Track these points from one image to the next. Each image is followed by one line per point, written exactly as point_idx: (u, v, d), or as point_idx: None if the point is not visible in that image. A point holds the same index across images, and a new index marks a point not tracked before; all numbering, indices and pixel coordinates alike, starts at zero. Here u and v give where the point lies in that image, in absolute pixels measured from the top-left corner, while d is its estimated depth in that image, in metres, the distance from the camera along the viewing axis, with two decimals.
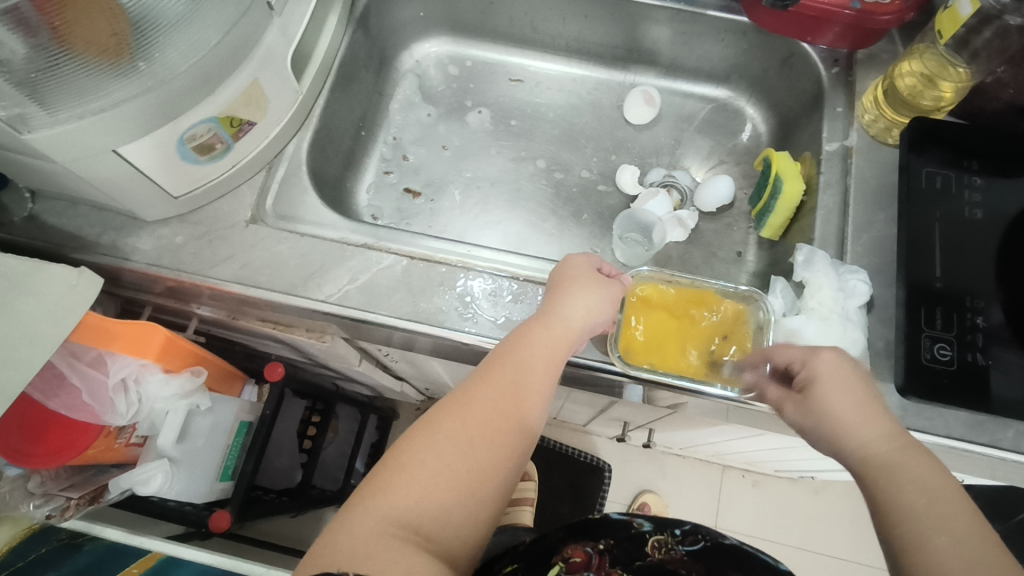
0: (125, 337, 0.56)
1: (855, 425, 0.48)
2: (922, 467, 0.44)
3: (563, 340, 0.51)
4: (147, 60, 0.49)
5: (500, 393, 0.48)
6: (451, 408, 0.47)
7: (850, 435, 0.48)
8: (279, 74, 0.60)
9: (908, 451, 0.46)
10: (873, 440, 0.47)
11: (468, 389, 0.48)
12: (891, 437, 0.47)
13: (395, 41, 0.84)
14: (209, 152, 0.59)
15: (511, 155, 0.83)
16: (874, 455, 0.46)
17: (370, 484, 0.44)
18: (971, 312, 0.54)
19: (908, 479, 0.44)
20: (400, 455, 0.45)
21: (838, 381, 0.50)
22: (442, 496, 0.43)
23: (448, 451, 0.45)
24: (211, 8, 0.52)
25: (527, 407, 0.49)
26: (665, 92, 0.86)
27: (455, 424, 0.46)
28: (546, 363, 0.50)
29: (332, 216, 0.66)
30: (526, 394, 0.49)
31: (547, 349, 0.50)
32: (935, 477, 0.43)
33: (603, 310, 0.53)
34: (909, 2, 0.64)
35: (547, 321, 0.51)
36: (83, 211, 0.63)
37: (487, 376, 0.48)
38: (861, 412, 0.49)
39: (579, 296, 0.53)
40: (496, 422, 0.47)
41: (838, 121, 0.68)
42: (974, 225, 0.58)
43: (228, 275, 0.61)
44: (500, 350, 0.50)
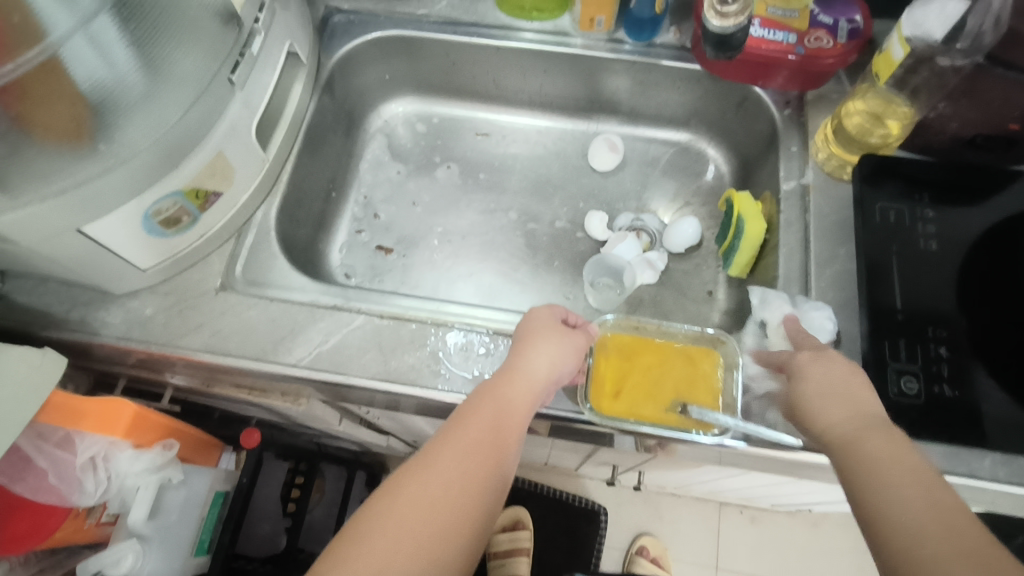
0: (93, 416, 0.56)
1: (825, 409, 0.47)
2: (883, 445, 0.42)
3: (529, 396, 0.51)
4: (108, 142, 0.50)
5: (461, 452, 0.47)
6: (415, 472, 0.47)
7: (819, 418, 0.47)
8: (245, 143, 0.61)
9: (869, 432, 0.43)
10: (836, 423, 0.45)
11: (430, 451, 0.48)
12: (861, 417, 0.45)
13: (362, 104, 0.86)
14: (176, 225, 0.59)
15: (482, 209, 0.84)
16: (837, 437, 0.45)
17: (328, 557, 0.43)
18: (934, 343, 0.54)
19: (868, 459, 0.41)
20: (361, 525, 0.44)
21: (818, 364, 0.50)
22: (402, 566, 0.42)
23: (406, 519, 0.44)
24: (171, 88, 0.53)
25: (493, 466, 0.48)
26: (629, 139, 0.88)
27: (416, 489, 0.46)
28: (510, 419, 0.50)
29: (302, 279, 0.66)
30: (490, 452, 0.48)
31: (507, 405, 0.50)
32: (892, 453, 0.41)
33: (567, 363, 0.54)
34: (850, 45, 0.68)
35: (511, 377, 0.51)
36: (53, 288, 0.64)
37: (450, 437, 0.48)
38: (838, 396, 0.47)
39: (542, 350, 0.54)
40: (459, 485, 0.46)
41: (794, 161, 0.70)
42: (931, 256, 0.59)
43: (198, 343, 0.61)
44: (465, 410, 0.50)
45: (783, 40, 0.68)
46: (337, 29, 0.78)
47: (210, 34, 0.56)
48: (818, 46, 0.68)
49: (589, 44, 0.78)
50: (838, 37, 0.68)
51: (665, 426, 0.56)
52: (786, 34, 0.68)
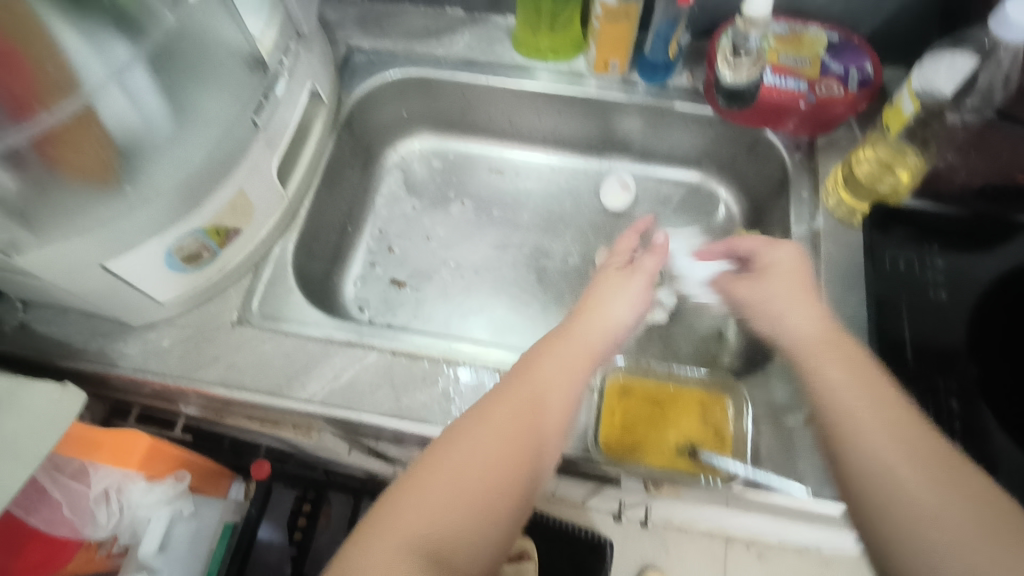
0: (108, 447, 0.58)
1: (796, 316, 0.54)
2: (849, 351, 0.50)
3: (582, 361, 0.55)
4: (133, 183, 0.51)
5: (513, 406, 0.50)
6: (470, 424, 0.49)
7: (789, 326, 0.54)
8: (266, 182, 0.63)
9: (836, 343, 0.51)
10: (807, 328, 0.53)
11: (485, 408, 0.50)
12: (825, 329, 0.53)
13: (379, 140, 0.88)
14: (196, 261, 0.61)
15: (495, 244, 0.85)
16: (805, 343, 0.52)
17: (385, 503, 0.46)
18: (945, 395, 0.54)
19: (836, 365, 0.49)
20: (415, 473, 0.47)
21: (784, 259, 0.58)
22: (455, 514, 0.45)
23: (458, 467, 0.47)
24: (195, 130, 0.55)
25: (546, 425, 0.51)
26: (641, 177, 0.89)
27: (468, 436, 0.49)
28: (567, 373, 0.54)
29: (317, 314, 0.67)
30: (542, 406, 0.51)
31: (559, 368, 0.54)
32: (853, 363, 0.49)
33: (636, 309, 0.62)
34: (861, 94, 0.69)
35: (567, 339, 0.56)
36: (72, 318, 0.65)
37: (506, 395, 0.51)
38: (802, 301, 0.55)
39: (610, 295, 0.61)
40: (513, 440, 0.49)
41: (804, 205, 0.71)
42: (942, 306, 0.59)
43: (213, 376, 0.62)
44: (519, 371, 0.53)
45: (794, 87, 0.70)
46: (358, 68, 0.80)
47: (237, 79, 0.58)
48: (829, 93, 0.69)
49: (603, 86, 0.79)
50: (849, 86, 0.69)
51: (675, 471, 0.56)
52: (797, 81, 0.70)
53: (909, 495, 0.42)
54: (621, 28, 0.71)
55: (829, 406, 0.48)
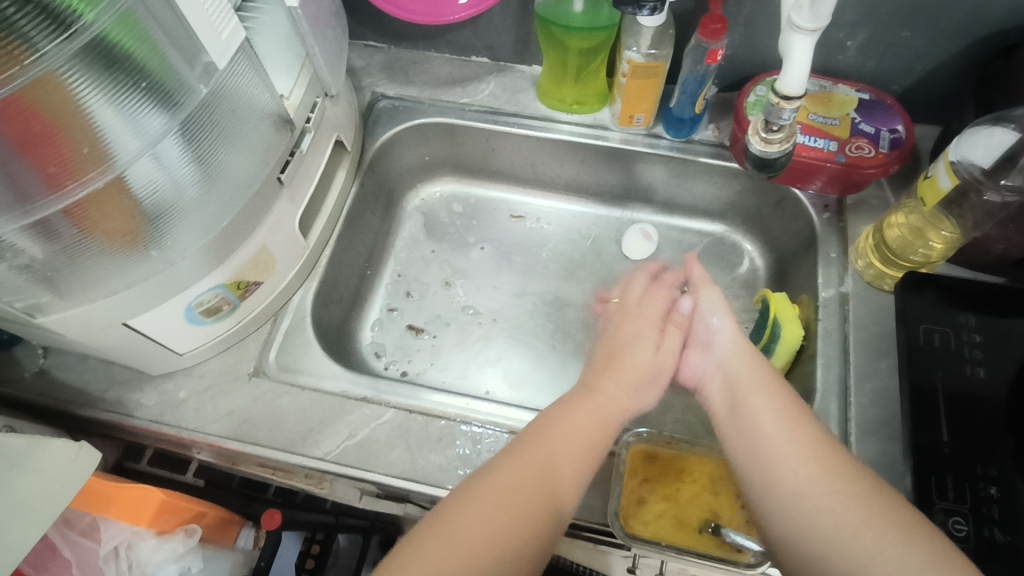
0: (121, 502, 0.58)
1: (735, 359, 0.60)
2: (779, 397, 0.55)
3: (602, 406, 0.58)
4: (159, 247, 0.50)
5: (531, 456, 0.52)
6: (501, 463, 0.52)
7: (728, 363, 0.60)
8: (288, 235, 0.63)
9: (766, 385, 0.57)
10: (739, 365, 0.59)
11: (516, 446, 0.53)
12: (762, 374, 0.58)
13: (401, 183, 0.88)
14: (216, 314, 0.60)
15: (514, 291, 0.84)
16: (742, 382, 0.58)
17: (421, 538, 0.48)
18: (983, 481, 0.52)
19: (766, 410, 0.54)
20: (452, 511, 0.49)
21: (713, 293, 0.66)
22: (490, 549, 0.47)
23: (480, 511, 0.48)
24: (222, 191, 0.53)
25: (569, 463, 0.53)
26: (663, 227, 0.88)
27: (489, 484, 0.50)
28: (590, 412, 0.57)
29: (334, 367, 0.67)
30: (563, 454, 0.53)
31: (584, 422, 0.56)
32: (778, 406, 0.55)
33: (648, 351, 0.63)
34: (893, 156, 0.67)
35: (588, 391, 0.58)
36: (91, 365, 0.65)
37: (531, 435, 0.54)
38: (741, 349, 0.60)
39: (625, 365, 0.61)
40: (541, 478, 0.51)
41: (833, 267, 0.69)
42: (978, 383, 0.57)
43: (227, 430, 0.62)
44: (547, 413, 0.56)
45: (824, 147, 0.68)
46: (382, 114, 0.81)
47: (264, 137, 0.56)
48: (859, 155, 0.68)
49: (628, 139, 0.78)
50: (880, 147, 0.68)
51: (701, 552, 0.54)
52: (827, 142, 0.69)
53: (826, 514, 0.47)
54: (649, 85, 0.71)
55: (754, 434, 0.54)
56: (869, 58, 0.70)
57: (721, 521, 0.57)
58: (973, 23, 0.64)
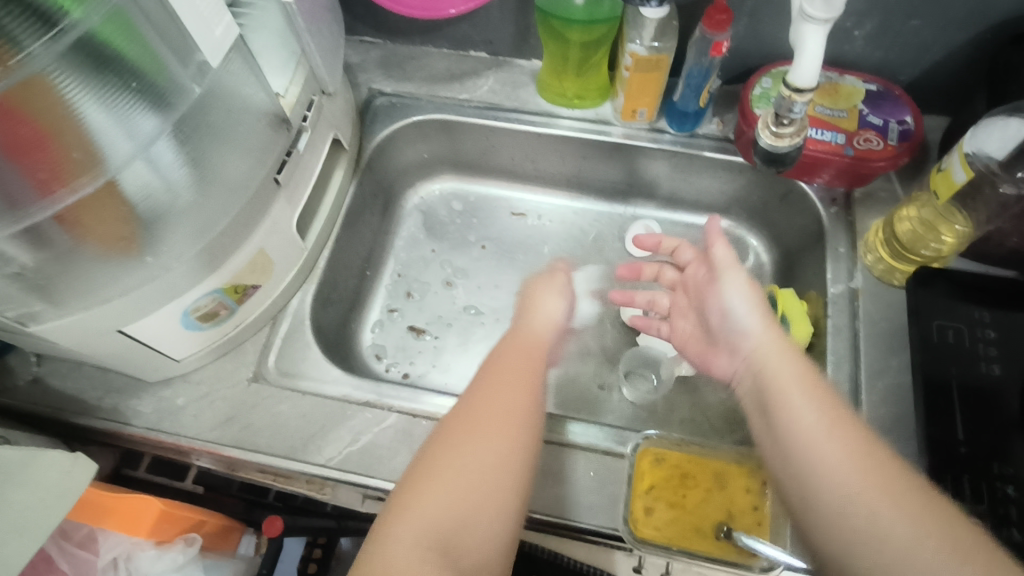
0: (119, 513, 0.57)
1: (751, 321, 0.57)
2: (803, 378, 0.51)
3: (534, 345, 0.58)
4: (155, 253, 0.49)
5: (477, 396, 0.52)
6: (455, 419, 0.51)
7: (742, 330, 0.57)
8: (285, 237, 0.61)
9: (794, 367, 0.53)
10: (753, 328, 0.57)
11: (466, 403, 0.52)
12: (785, 353, 0.54)
13: (399, 182, 0.86)
14: (213, 318, 0.59)
15: (516, 290, 0.83)
16: (760, 352, 0.55)
17: (393, 510, 0.46)
18: (1001, 481, 0.51)
19: (795, 397, 0.50)
20: (419, 476, 0.48)
21: (737, 277, 0.60)
22: (465, 502, 0.46)
23: (453, 449, 0.48)
24: (217, 192, 0.52)
25: (519, 403, 0.52)
26: (666, 223, 0.87)
27: (452, 425, 0.50)
28: (523, 354, 0.56)
29: (335, 371, 0.65)
30: (512, 378, 0.53)
31: (515, 349, 0.57)
32: (808, 390, 0.50)
33: (560, 314, 0.63)
34: (902, 148, 0.66)
35: (516, 336, 0.59)
36: (86, 372, 0.64)
37: (479, 387, 0.53)
38: (757, 311, 0.58)
39: (536, 316, 0.61)
40: (498, 423, 0.50)
41: (842, 262, 0.68)
42: (994, 380, 0.56)
43: (227, 437, 0.60)
44: (488, 365, 0.55)
45: (832, 140, 0.67)
46: (379, 111, 0.79)
47: (260, 138, 0.54)
48: (868, 148, 0.66)
49: (630, 133, 0.77)
50: (889, 139, 0.67)
51: (713, 557, 0.54)
52: (834, 135, 0.67)
53: (872, 514, 0.43)
54: (652, 78, 0.69)
55: (792, 432, 0.49)
56: (876, 49, 0.69)
57: (734, 522, 0.55)
58: (985, 11, 0.62)
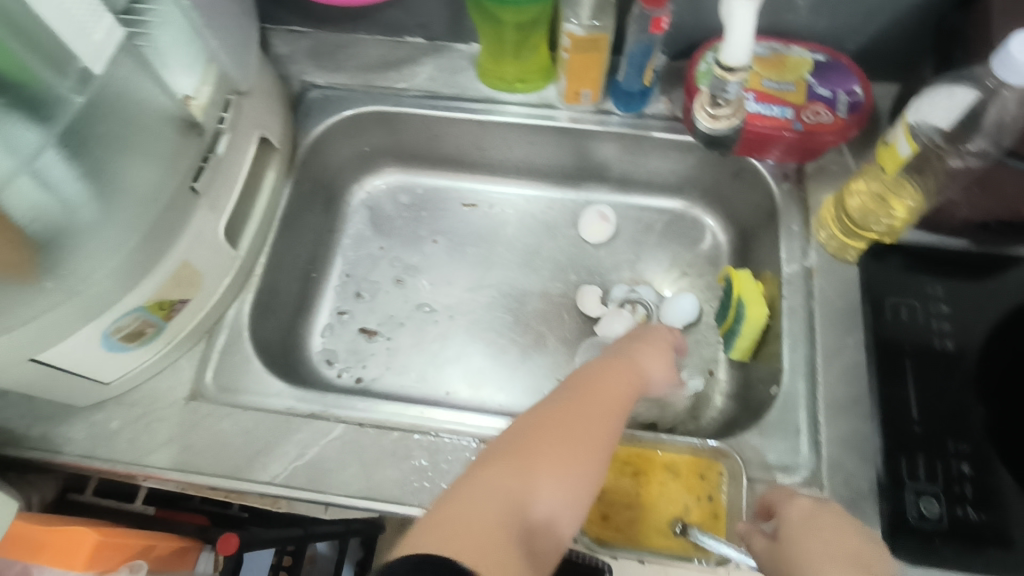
0: (55, 546, 0.55)
1: (826, 563, 0.43)
2: (841, 536, 0.45)
3: (628, 383, 0.53)
4: (56, 278, 0.46)
5: (546, 417, 0.49)
6: (522, 437, 0.48)
7: (791, 548, 0.45)
8: (210, 247, 0.58)
9: (839, 521, 0.46)
10: (795, 515, 0.47)
11: (534, 422, 0.49)
12: (828, 518, 0.46)
13: (342, 177, 0.83)
14: (139, 338, 0.56)
15: (470, 284, 0.80)
16: (789, 522, 0.47)
17: (435, 516, 0.43)
18: (955, 458, 0.50)
19: (834, 544, 0.44)
20: (467, 488, 0.45)
21: (822, 545, 0.44)
22: (501, 525, 0.42)
23: (500, 473, 0.45)
24: (125, 208, 0.48)
25: (591, 440, 0.48)
26: (621, 206, 0.84)
27: (510, 449, 0.47)
28: (611, 389, 0.52)
29: (278, 383, 0.63)
30: (594, 419, 0.49)
31: (615, 377, 0.53)
32: (852, 535, 0.45)
33: (672, 370, 0.59)
34: (851, 120, 0.64)
35: (614, 366, 0.54)
36: (11, 400, 0.60)
37: (553, 409, 0.50)
38: (830, 546, 0.44)
39: (652, 350, 0.58)
40: (559, 455, 0.46)
41: (795, 240, 0.66)
42: (948, 356, 0.55)
43: (166, 460, 0.58)
44: (568, 388, 0.52)
45: (780, 115, 0.65)
46: (313, 105, 0.76)
47: (170, 145, 0.51)
48: (816, 121, 0.65)
49: (576, 117, 0.74)
50: (838, 111, 0.65)
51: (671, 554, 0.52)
52: (782, 109, 0.65)
53: None
54: (592, 59, 0.67)
55: None
56: (821, 17, 0.67)
57: (691, 517, 0.54)
58: None
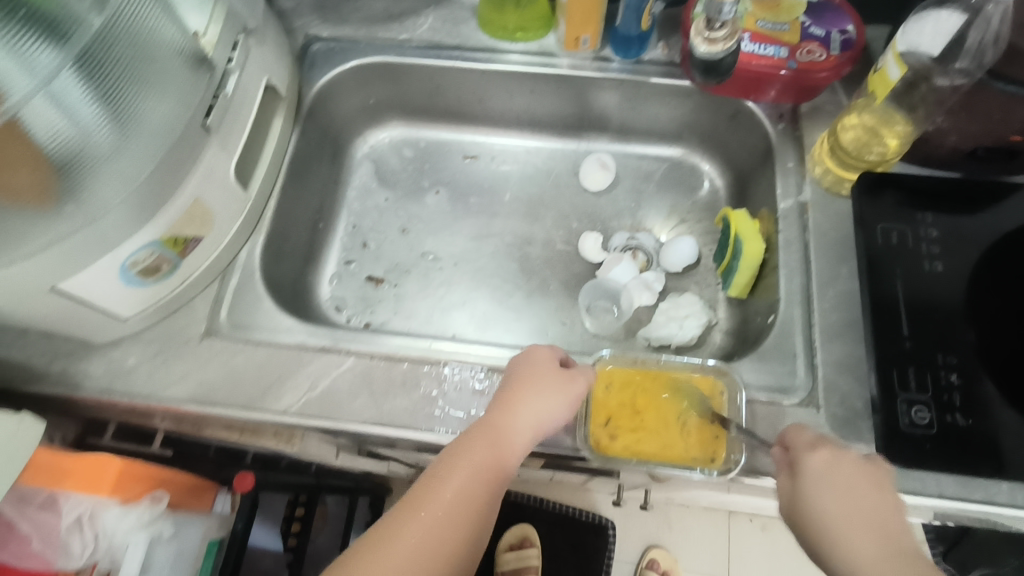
0: (78, 475, 0.56)
1: (845, 529, 0.44)
2: (862, 494, 0.45)
3: (513, 445, 0.51)
4: (76, 201, 0.47)
5: (429, 500, 0.48)
6: (402, 519, 0.47)
7: (812, 504, 0.46)
8: (223, 187, 0.59)
9: (863, 479, 0.46)
10: (819, 468, 0.47)
11: (412, 503, 0.48)
12: (849, 474, 0.46)
13: (347, 130, 0.84)
14: (155, 274, 0.57)
15: (473, 233, 0.82)
16: (806, 476, 0.47)
17: None
18: (944, 370, 0.52)
19: (850, 501, 0.45)
20: (340, 575, 0.45)
21: (834, 499, 0.45)
22: None
23: (378, 559, 0.45)
24: (141, 137, 0.50)
25: (470, 520, 0.48)
26: (620, 155, 0.86)
27: (390, 528, 0.47)
28: (496, 456, 0.50)
29: (289, 320, 0.64)
30: (467, 505, 0.48)
31: (498, 448, 0.50)
32: (869, 490, 0.45)
33: (562, 403, 0.53)
34: (844, 57, 0.66)
35: (496, 427, 0.51)
36: (32, 339, 0.61)
37: (433, 485, 0.48)
38: (846, 506, 0.45)
39: (532, 392, 0.53)
40: (435, 540, 0.46)
41: (791, 177, 0.68)
42: (938, 277, 0.57)
43: (183, 393, 0.59)
44: (449, 457, 0.50)
45: (775, 55, 0.66)
46: (317, 57, 0.77)
47: (184, 81, 0.53)
48: (810, 59, 0.66)
49: (575, 64, 0.76)
50: (831, 50, 0.66)
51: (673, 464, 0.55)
52: (777, 48, 0.66)
53: None
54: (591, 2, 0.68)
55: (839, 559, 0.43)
56: None
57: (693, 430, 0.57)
58: None
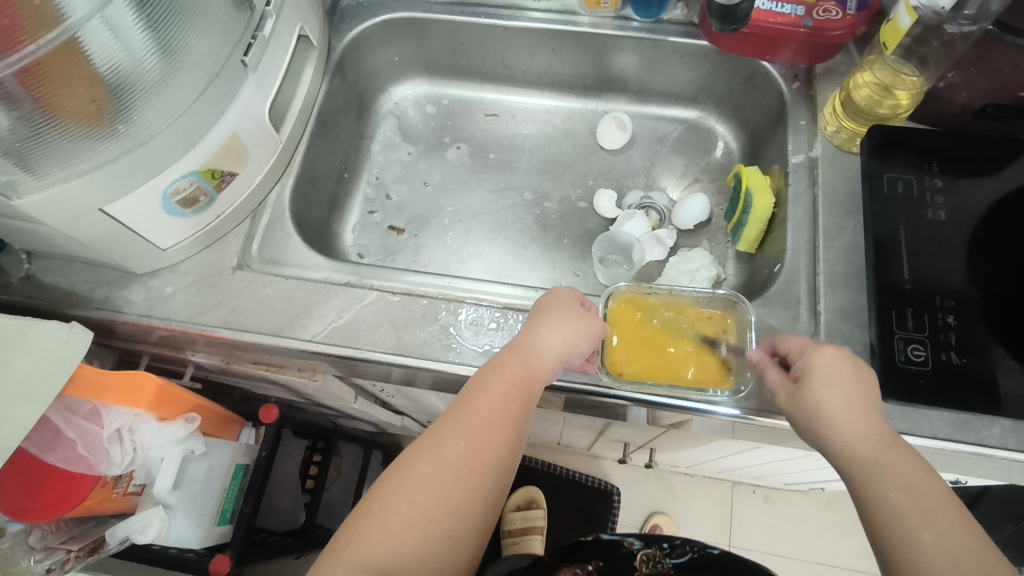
0: (119, 389, 0.59)
1: (848, 420, 0.48)
2: (856, 390, 0.49)
3: (539, 372, 0.53)
4: (127, 122, 0.51)
5: (462, 426, 0.50)
6: (435, 444, 0.50)
7: (818, 396, 0.49)
8: (258, 126, 0.63)
9: (853, 373, 0.50)
10: (822, 366, 0.50)
11: (444, 431, 0.50)
12: (845, 376, 0.50)
13: (372, 86, 0.87)
14: (193, 205, 0.60)
15: (492, 188, 0.85)
16: (814, 374, 0.50)
17: (354, 522, 0.47)
18: (942, 312, 0.55)
19: (845, 395, 0.49)
20: (378, 499, 0.48)
21: (836, 394, 0.49)
22: (416, 541, 0.46)
23: (417, 480, 0.48)
24: (184, 69, 0.54)
25: (501, 444, 0.51)
26: (637, 117, 0.88)
27: (425, 452, 0.50)
28: (522, 382, 0.52)
29: (316, 257, 0.68)
30: (494, 431, 0.51)
31: (523, 379, 0.52)
32: (860, 387, 0.49)
33: (583, 336, 0.55)
34: (859, 17, 0.67)
35: (522, 355, 0.53)
36: (76, 267, 0.65)
37: (462, 413, 0.51)
38: (851, 407, 0.48)
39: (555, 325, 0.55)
40: (470, 463, 0.49)
41: (802, 134, 0.70)
42: (940, 227, 0.59)
43: (216, 320, 0.62)
44: (476, 386, 0.52)
45: (791, 13, 0.68)
46: (347, 12, 0.79)
47: (223, 16, 0.57)
48: (827, 18, 0.67)
49: (596, 22, 0.78)
50: (848, 8, 0.67)
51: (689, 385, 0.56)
52: (794, 7, 0.68)
53: (924, 534, 0.42)
54: None
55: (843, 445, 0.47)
56: None
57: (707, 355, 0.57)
58: None
